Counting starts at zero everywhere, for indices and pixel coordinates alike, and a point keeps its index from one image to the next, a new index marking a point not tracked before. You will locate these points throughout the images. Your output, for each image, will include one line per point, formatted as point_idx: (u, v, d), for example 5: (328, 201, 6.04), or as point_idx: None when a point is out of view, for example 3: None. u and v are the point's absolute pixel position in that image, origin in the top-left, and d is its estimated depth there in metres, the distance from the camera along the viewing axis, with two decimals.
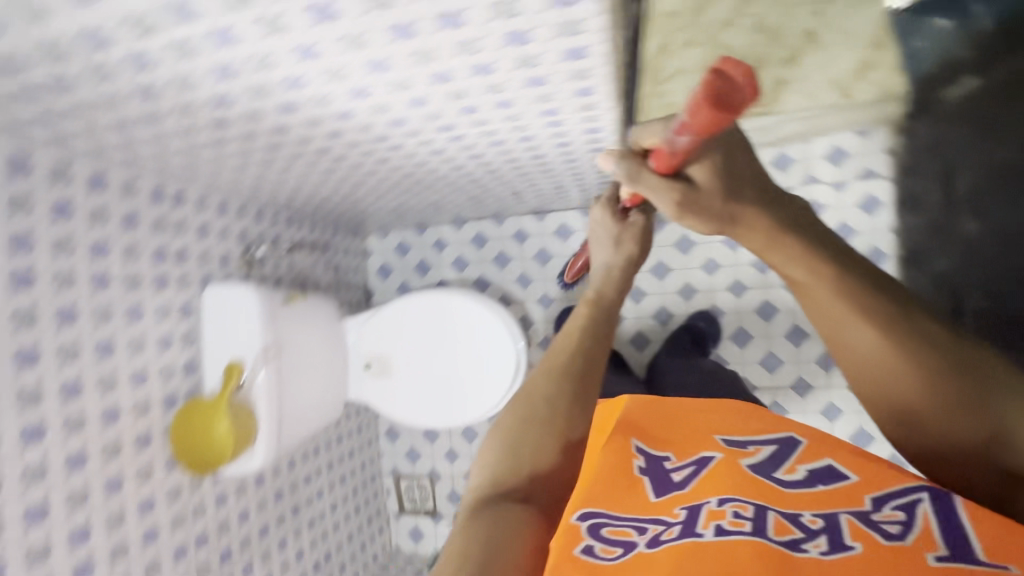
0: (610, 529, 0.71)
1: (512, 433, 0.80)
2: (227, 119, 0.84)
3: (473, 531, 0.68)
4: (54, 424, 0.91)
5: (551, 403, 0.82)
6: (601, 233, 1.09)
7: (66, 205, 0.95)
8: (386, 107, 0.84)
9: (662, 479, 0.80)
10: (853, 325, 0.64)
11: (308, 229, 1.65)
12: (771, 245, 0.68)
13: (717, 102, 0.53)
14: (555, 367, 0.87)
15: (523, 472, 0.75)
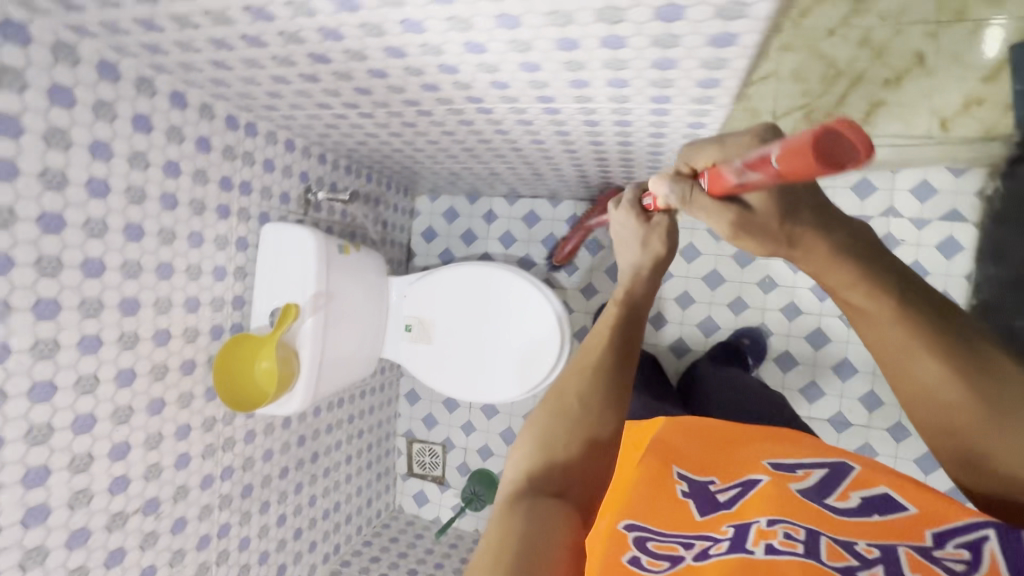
0: (654, 542, 0.67)
1: (542, 428, 0.70)
2: (329, 53, 0.80)
3: (506, 529, 0.59)
4: (109, 337, 0.89)
5: (583, 402, 0.71)
6: (624, 233, 0.85)
7: (145, 118, 0.92)
8: (495, 66, 0.79)
9: (706, 499, 0.75)
10: (913, 346, 0.59)
11: (364, 179, 1.61)
12: (828, 265, 0.62)
13: (811, 161, 0.41)
14: (583, 365, 0.76)
15: (555, 469, 0.65)
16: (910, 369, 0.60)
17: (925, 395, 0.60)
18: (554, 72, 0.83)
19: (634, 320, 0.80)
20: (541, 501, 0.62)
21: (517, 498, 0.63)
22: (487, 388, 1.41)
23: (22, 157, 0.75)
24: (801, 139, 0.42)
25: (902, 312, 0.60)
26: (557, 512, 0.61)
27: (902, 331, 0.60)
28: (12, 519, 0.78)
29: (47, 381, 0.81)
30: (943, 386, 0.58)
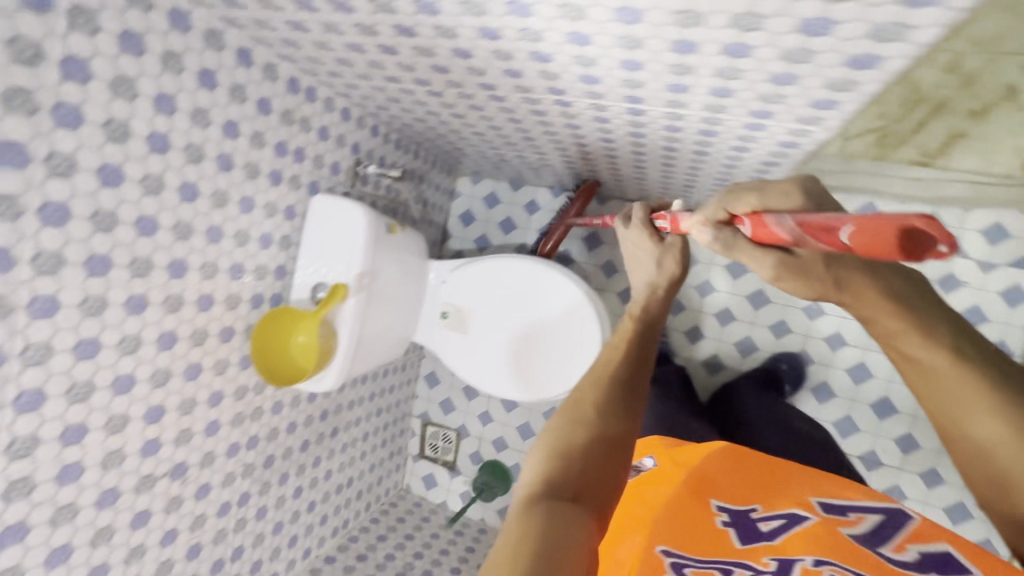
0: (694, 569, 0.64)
1: (559, 436, 0.70)
2: (418, 26, 0.75)
3: (523, 530, 0.59)
4: (155, 299, 0.87)
5: (599, 411, 0.73)
6: (640, 254, 1.00)
7: (211, 74, 0.88)
8: (594, 60, 0.74)
9: (749, 530, 0.72)
10: (961, 396, 0.57)
11: (411, 156, 1.56)
12: (879, 312, 0.62)
13: (894, 254, 0.38)
14: (598, 378, 0.79)
15: (571, 474, 0.66)
16: (958, 417, 0.58)
17: (975, 447, 0.57)
18: (655, 74, 0.75)
19: (646, 334, 0.89)
20: (556, 504, 0.62)
21: (534, 501, 0.63)
22: (525, 380, 1.37)
23: (88, 105, 0.71)
24: (882, 225, 0.38)
25: (956, 359, 0.58)
26: (574, 517, 0.61)
27: (954, 378, 0.58)
28: (48, 475, 0.76)
29: (92, 339, 0.78)
30: (993, 435, 0.55)
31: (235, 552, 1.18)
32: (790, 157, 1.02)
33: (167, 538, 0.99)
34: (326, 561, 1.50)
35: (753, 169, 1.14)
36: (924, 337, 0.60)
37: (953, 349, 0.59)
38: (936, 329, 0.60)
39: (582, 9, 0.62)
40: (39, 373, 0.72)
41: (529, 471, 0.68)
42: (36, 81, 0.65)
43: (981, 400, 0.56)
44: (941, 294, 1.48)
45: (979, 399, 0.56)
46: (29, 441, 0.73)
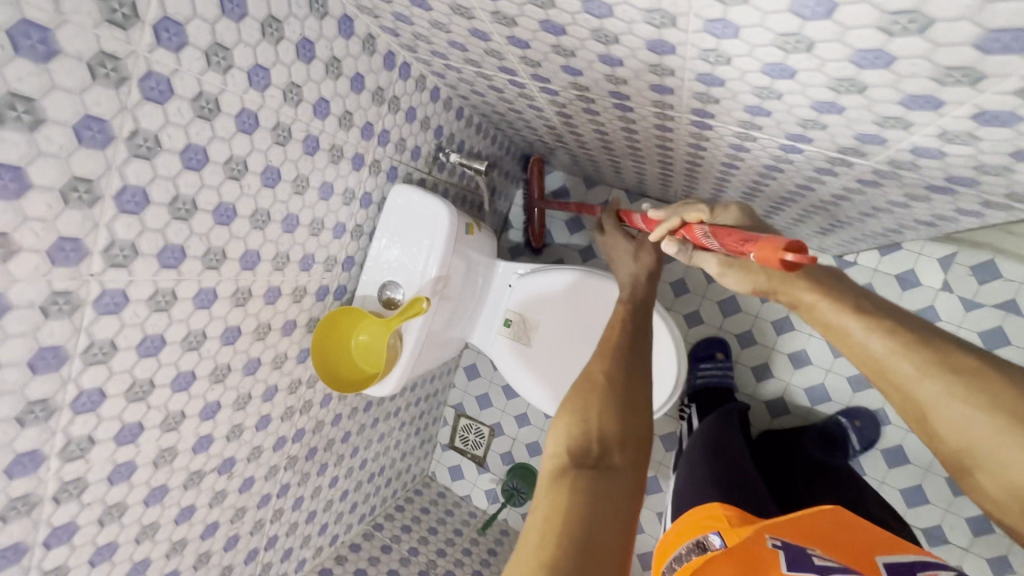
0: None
1: (577, 403, 0.66)
2: (571, 26, 0.62)
3: (555, 507, 0.55)
4: (224, 292, 0.78)
5: (610, 378, 0.70)
6: (618, 251, 1.05)
7: (310, 44, 0.76)
8: (778, 94, 0.60)
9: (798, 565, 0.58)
10: (881, 354, 0.55)
11: (489, 140, 1.44)
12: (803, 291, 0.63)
13: (780, 264, 0.49)
14: (604, 349, 0.76)
15: (593, 439, 0.62)
16: (887, 376, 0.55)
17: (912, 401, 0.53)
18: (851, 120, 0.60)
19: (640, 312, 0.89)
20: (584, 473, 0.58)
21: (559, 475, 0.58)
22: (557, 392, 1.28)
23: (179, 77, 0.61)
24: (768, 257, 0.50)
25: (872, 320, 0.57)
26: (604, 485, 0.57)
27: (869, 337, 0.56)
28: (100, 475, 0.70)
29: (157, 335, 0.71)
30: (920, 386, 0.52)
31: (269, 541, 1.14)
32: (949, 217, 0.88)
33: (208, 531, 0.95)
34: (352, 549, 1.47)
35: (889, 218, 1.00)
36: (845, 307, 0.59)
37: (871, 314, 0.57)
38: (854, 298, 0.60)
39: (809, 41, 0.47)
40: (100, 372, 0.65)
41: (551, 441, 0.63)
42: (127, 46, 0.55)
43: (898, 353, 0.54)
44: None
45: (898, 353, 0.54)
46: (84, 442, 0.66)
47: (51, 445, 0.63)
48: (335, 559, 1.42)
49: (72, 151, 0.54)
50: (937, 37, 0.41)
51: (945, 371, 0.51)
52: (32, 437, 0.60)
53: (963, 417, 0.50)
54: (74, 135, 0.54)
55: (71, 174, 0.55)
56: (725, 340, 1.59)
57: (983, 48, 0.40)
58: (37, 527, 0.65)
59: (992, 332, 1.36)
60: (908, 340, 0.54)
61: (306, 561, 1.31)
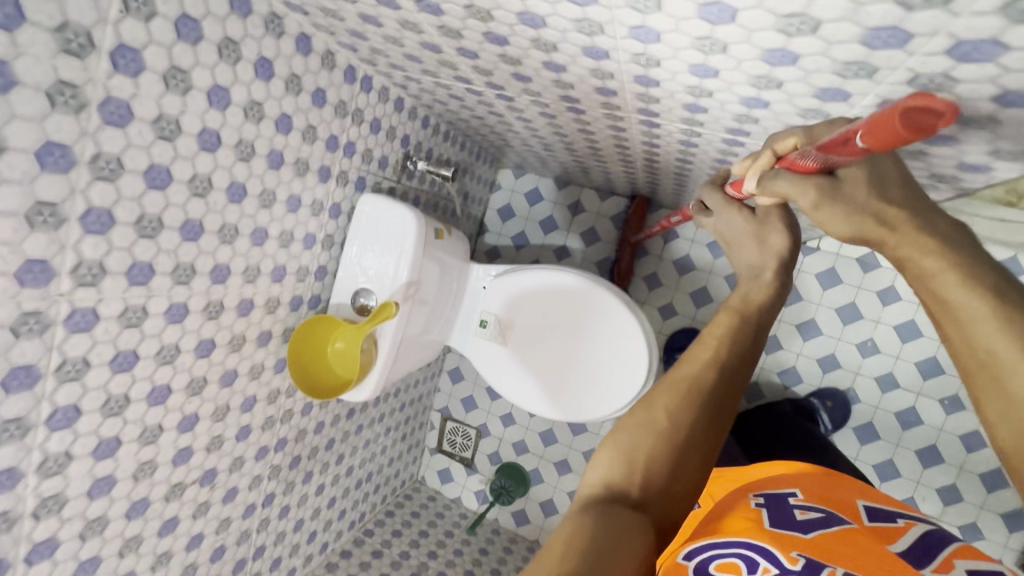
0: (717, 563, 0.54)
1: (624, 433, 0.60)
2: (512, 36, 0.66)
3: (572, 531, 0.51)
4: (196, 306, 0.80)
5: (676, 421, 0.59)
6: (732, 231, 0.76)
7: (268, 63, 0.79)
8: (710, 92, 0.64)
9: (781, 516, 0.60)
10: (1000, 350, 0.41)
11: (456, 146, 1.47)
12: (913, 243, 0.46)
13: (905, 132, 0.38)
14: (673, 379, 0.63)
15: (636, 480, 0.56)
16: (980, 360, 0.42)
17: (1015, 414, 0.40)
18: (778, 113, 0.65)
19: (746, 327, 0.66)
20: (615, 508, 0.53)
21: (592, 503, 0.55)
22: (538, 387, 1.31)
23: (138, 100, 0.64)
24: (887, 114, 0.39)
25: (998, 299, 0.42)
26: (635, 527, 0.52)
27: (972, 300, 0.43)
28: (80, 491, 0.72)
29: (130, 351, 0.73)
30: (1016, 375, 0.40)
31: (257, 551, 1.15)
32: None
33: (193, 543, 0.96)
34: (343, 556, 1.49)
35: None
36: (969, 278, 0.43)
37: (997, 290, 0.42)
38: (976, 265, 0.44)
39: (722, 43, 0.51)
40: (74, 389, 0.67)
41: (592, 469, 0.59)
42: (84, 73, 0.58)
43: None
44: None
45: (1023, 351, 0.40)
46: (62, 459, 0.68)
47: (29, 461, 0.65)
48: (326, 566, 1.43)
49: (35, 177, 0.56)
50: (828, 36, 0.45)
51: None
52: (8, 455, 0.62)
53: None
54: (36, 162, 0.56)
55: (34, 199, 0.57)
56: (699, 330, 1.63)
57: (869, 44, 0.44)
58: (17, 544, 0.67)
59: None
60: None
61: (295, 570, 1.32)
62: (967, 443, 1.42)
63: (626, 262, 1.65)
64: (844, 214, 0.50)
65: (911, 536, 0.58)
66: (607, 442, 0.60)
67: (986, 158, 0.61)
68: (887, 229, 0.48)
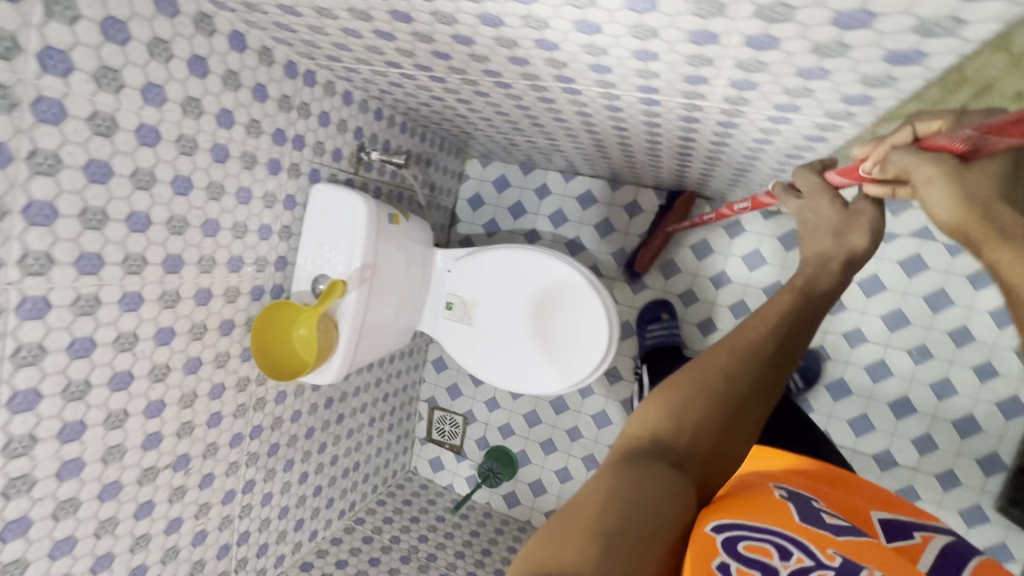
0: (748, 545, 0.46)
1: (676, 394, 0.60)
2: (415, 12, 0.69)
3: (612, 481, 0.51)
4: (151, 295, 0.85)
5: (728, 386, 0.59)
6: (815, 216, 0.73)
7: (202, 60, 0.84)
8: (604, 49, 0.68)
9: (808, 511, 0.53)
10: None
11: (415, 137, 1.52)
12: (1002, 238, 0.45)
13: None
14: (732, 344, 0.63)
15: (682, 439, 0.56)
16: None
17: None
18: (670, 64, 0.68)
19: (801, 316, 0.64)
20: (659, 463, 0.54)
21: (630, 456, 0.55)
22: (511, 368, 1.34)
23: (71, 99, 0.68)
24: None
25: None
26: (675, 482, 0.52)
27: None
28: (48, 472, 0.77)
29: (86, 338, 0.77)
30: None
31: (241, 536, 1.20)
32: (818, 153, 0.94)
33: (171, 527, 1.01)
34: (333, 543, 1.53)
35: (774, 165, 1.08)
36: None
37: None
38: None
39: None
40: (33, 373, 0.72)
41: (634, 422, 0.60)
42: (14, 75, 0.63)
43: None
44: (971, 292, 1.40)
45: None
46: (26, 441, 0.73)
47: None
48: (316, 553, 1.47)
49: None
50: None
51: None
52: None
53: None
54: None
55: None
56: (669, 301, 1.67)
57: None
58: None
59: (911, 260, 1.44)
60: None
61: (285, 556, 1.37)
62: (937, 391, 1.43)
63: (656, 247, 1.65)
64: (954, 199, 0.49)
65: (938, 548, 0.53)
66: (654, 400, 0.60)
67: (862, 92, 0.63)
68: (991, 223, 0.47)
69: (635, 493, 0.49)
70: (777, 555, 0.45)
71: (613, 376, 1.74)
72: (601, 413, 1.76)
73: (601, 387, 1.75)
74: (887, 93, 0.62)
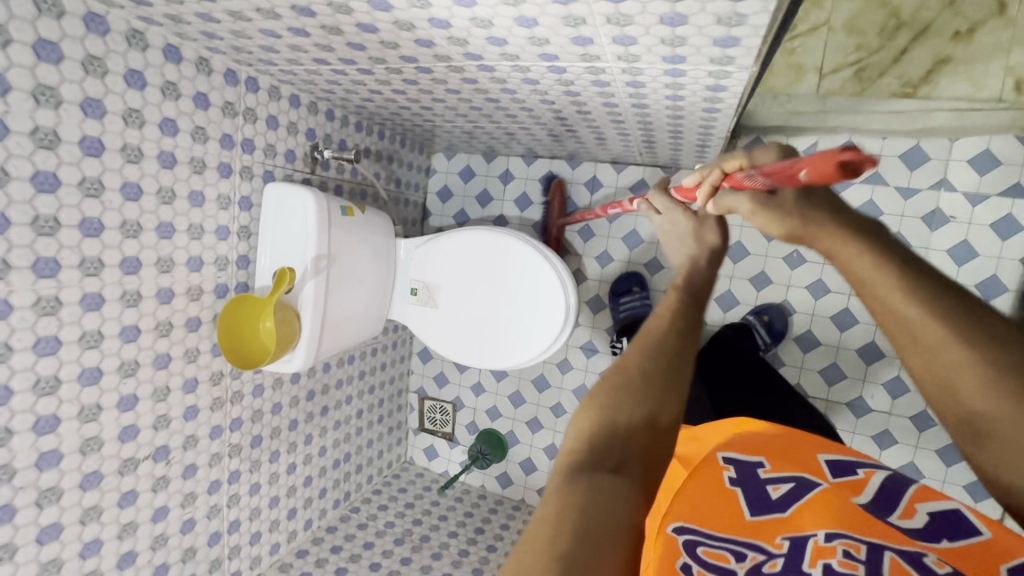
0: (705, 549, 0.49)
1: (602, 397, 0.57)
2: (312, 5, 0.75)
3: (563, 499, 0.48)
4: (112, 296, 0.92)
5: (648, 378, 0.58)
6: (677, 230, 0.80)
7: (138, 74, 0.90)
8: (488, 21, 0.73)
9: (753, 494, 0.57)
10: (918, 314, 0.48)
11: (373, 135, 1.58)
12: (833, 235, 0.54)
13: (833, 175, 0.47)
14: (641, 345, 0.62)
15: (617, 441, 0.53)
16: (911, 331, 0.48)
17: (942, 370, 0.47)
18: (552, 29, 0.72)
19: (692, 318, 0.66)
20: (600, 471, 0.50)
21: (572, 468, 0.51)
22: (479, 350, 1.38)
23: (11, 117, 0.75)
24: (822, 159, 0.48)
25: (906, 276, 0.50)
26: (621, 490, 0.49)
27: (892, 284, 0.49)
28: (27, 462, 0.84)
29: (51, 336, 0.84)
30: (939, 339, 0.47)
31: (232, 524, 1.26)
32: (732, 105, 0.97)
33: (158, 514, 1.07)
34: (328, 531, 1.59)
35: (701, 124, 1.11)
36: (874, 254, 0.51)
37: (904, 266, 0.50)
38: (888, 249, 0.52)
39: None
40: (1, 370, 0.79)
41: (568, 433, 0.56)
42: None
43: (929, 314, 0.48)
44: (927, 232, 1.41)
45: (935, 314, 0.47)
46: (2, 433, 0.80)
47: None
48: (312, 541, 1.54)
49: None
50: None
51: (952, 314, 0.47)
52: None
53: (966, 367, 0.46)
54: None
55: None
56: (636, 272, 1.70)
57: None
58: None
59: (865, 206, 1.45)
60: (942, 303, 0.48)
61: (280, 544, 1.44)
62: None
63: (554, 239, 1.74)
64: (774, 220, 0.58)
65: (875, 485, 0.59)
66: (585, 405, 0.56)
67: (730, 35, 0.67)
68: (813, 224, 0.55)
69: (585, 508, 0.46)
70: (733, 557, 0.48)
71: (590, 350, 1.77)
72: (581, 387, 1.79)
73: (580, 362, 1.79)
74: (751, 31, 0.65)
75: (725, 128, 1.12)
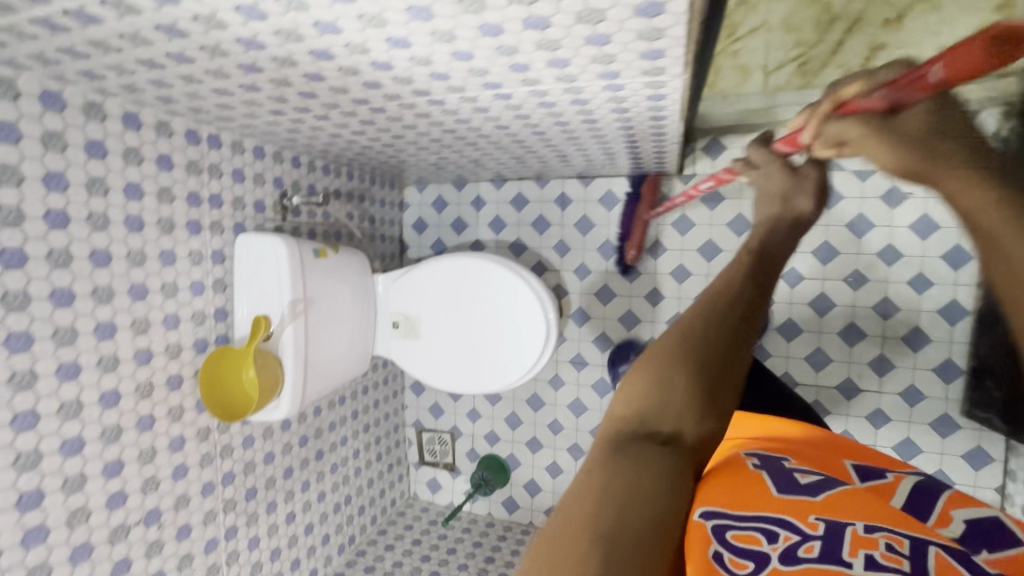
0: (733, 534, 0.46)
1: (656, 366, 0.56)
2: (257, 62, 0.78)
3: (605, 475, 0.48)
4: (88, 363, 0.92)
5: (706, 342, 0.57)
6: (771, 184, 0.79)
7: (98, 143, 0.93)
8: (427, 59, 0.76)
9: (781, 479, 0.53)
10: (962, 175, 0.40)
11: (341, 177, 1.61)
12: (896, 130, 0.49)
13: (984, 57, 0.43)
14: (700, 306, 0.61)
15: (666, 417, 0.53)
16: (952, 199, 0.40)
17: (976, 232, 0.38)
18: (489, 59, 0.76)
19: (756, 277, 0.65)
20: (649, 445, 0.51)
21: (617, 443, 0.52)
22: (467, 376, 1.39)
23: None
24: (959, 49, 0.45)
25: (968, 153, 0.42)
26: (663, 466, 0.50)
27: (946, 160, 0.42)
28: (12, 541, 0.83)
29: (29, 411, 0.84)
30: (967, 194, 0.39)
31: None
32: (677, 111, 1.01)
33: None
34: None
35: (653, 132, 1.14)
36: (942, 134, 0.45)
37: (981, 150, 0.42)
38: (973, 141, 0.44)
39: (378, 15, 0.63)
40: None
41: (619, 403, 0.56)
42: None
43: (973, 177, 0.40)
44: (888, 210, 1.44)
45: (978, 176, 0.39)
46: None
47: None
48: None
49: None
50: None
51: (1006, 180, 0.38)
52: None
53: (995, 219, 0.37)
54: None
55: None
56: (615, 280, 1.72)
57: None
58: None
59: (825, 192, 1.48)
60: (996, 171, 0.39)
61: None
62: (881, 311, 1.47)
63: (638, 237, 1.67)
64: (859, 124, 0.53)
65: (908, 485, 0.54)
66: (633, 375, 0.57)
67: (658, 46, 0.70)
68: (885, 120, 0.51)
69: (627, 489, 0.47)
70: (765, 540, 0.45)
71: (580, 363, 1.78)
72: (576, 401, 1.79)
73: (571, 376, 1.79)
74: (674, 42, 0.69)
75: (676, 133, 1.16)
